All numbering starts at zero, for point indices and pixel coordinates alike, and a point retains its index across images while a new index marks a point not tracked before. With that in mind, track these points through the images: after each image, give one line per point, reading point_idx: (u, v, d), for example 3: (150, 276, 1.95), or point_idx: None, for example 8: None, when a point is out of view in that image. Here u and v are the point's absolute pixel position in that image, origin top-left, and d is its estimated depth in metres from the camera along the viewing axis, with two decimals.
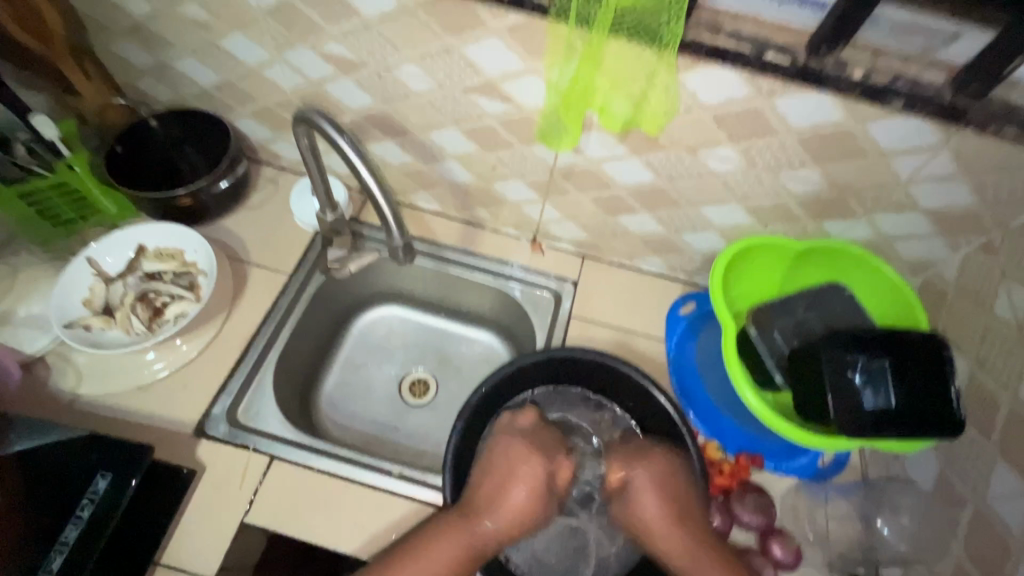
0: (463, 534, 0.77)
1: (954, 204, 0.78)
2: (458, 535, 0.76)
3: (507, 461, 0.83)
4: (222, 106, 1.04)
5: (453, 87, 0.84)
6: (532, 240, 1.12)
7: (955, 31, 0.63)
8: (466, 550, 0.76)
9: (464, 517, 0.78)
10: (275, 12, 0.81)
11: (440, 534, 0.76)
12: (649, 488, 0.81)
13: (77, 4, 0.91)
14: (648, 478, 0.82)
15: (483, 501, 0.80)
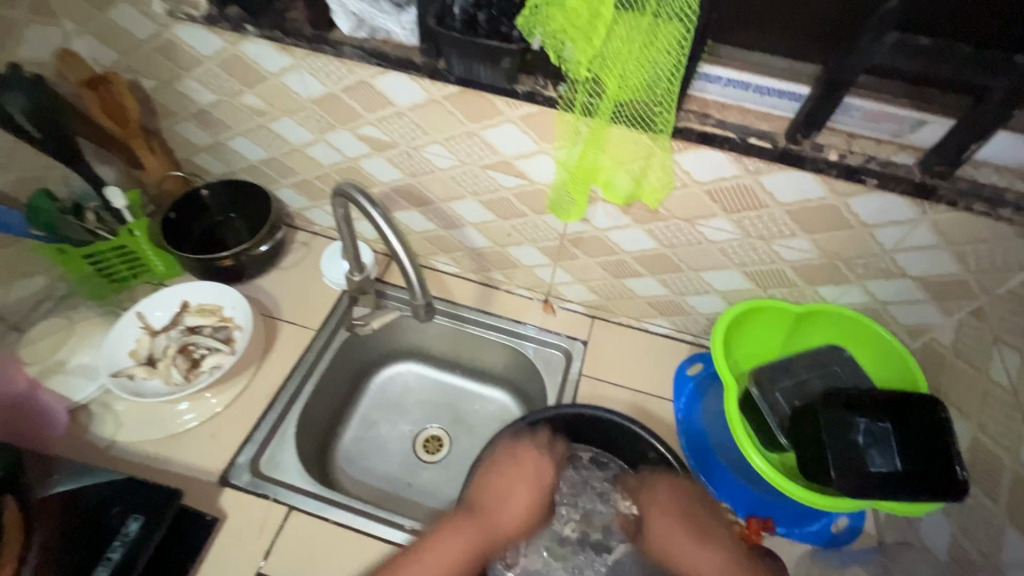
0: (472, 533, 0.80)
1: (940, 272, 0.83)
2: (461, 537, 0.79)
3: (508, 470, 0.85)
4: (267, 179, 1.17)
5: (473, 164, 0.94)
6: (545, 300, 1.19)
7: (921, 118, 0.70)
8: (472, 547, 0.79)
9: (472, 518, 0.81)
10: (321, 101, 0.94)
11: (443, 539, 0.78)
12: (677, 496, 0.82)
13: (152, 94, 1.05)
14: (670, 493, 0.83)
15: (484, 501, 0.83)
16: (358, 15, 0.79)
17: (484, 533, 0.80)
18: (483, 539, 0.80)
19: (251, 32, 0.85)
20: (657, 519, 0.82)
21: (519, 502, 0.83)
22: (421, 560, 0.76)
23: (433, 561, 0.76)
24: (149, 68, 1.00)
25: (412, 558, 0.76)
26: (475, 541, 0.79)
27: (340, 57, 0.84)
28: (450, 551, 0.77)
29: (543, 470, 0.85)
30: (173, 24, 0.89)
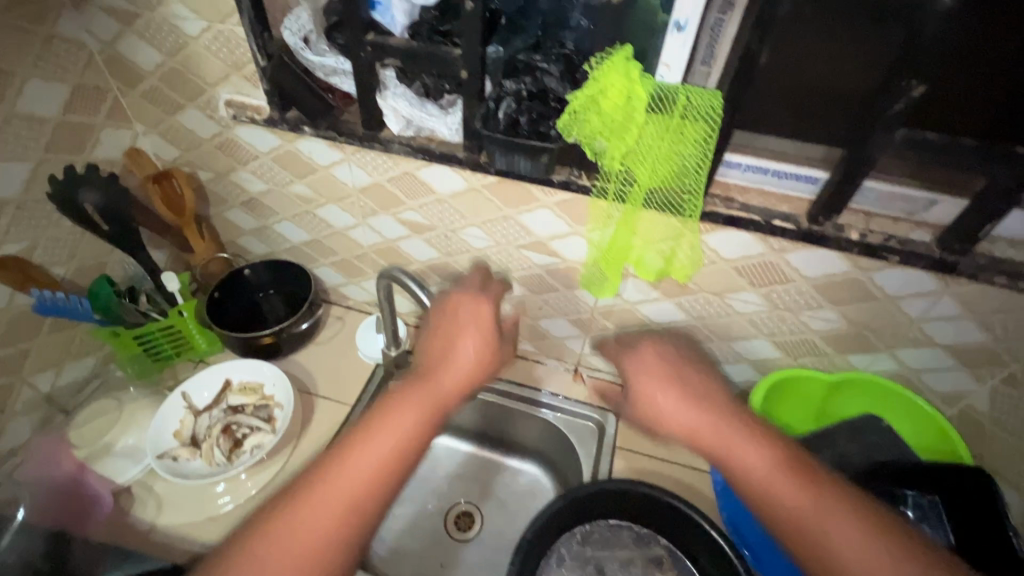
0: (425, 401, 0.81)
1: (968, 340, 0.85)
2: (424, 401, 0.81)
3: (451, 321, 0.91)
4: (307, 258, 1.23)
5: (508, 244, 1.00)
6: (574, 370, 1.21)
7: (932, 199, 0.75)
8: (422, 417, 0.80)
9: (421, 384, 0.83)
10: (367, 190, 1.01)
11: (401, 406, 0.80)
12: (666, 391, 0.85)
13: (206, 184, 1.13)
14: (644, 372, 0.89)
15: (435, 366, 0.86)
16: (406, 117, 0.86)
17: (436, 395, 0.82)
18: (439, 400, 0.82)
19: (307, 132, 0.93)
20: (658, 400, 0.84)
21: (461, 360, 0.87)
22: (382, 429, 0.78)
23: (394, 422, 0.78)
24: (207, 162, 1.08)
25: (378, 425, 0.78)
26: (430, 402, 0.81)
27: (388, 153, 0.91)
28: (407, 416, 0.79)
29: (478, 310, 0.93)
30: (235, 125, 0.98)
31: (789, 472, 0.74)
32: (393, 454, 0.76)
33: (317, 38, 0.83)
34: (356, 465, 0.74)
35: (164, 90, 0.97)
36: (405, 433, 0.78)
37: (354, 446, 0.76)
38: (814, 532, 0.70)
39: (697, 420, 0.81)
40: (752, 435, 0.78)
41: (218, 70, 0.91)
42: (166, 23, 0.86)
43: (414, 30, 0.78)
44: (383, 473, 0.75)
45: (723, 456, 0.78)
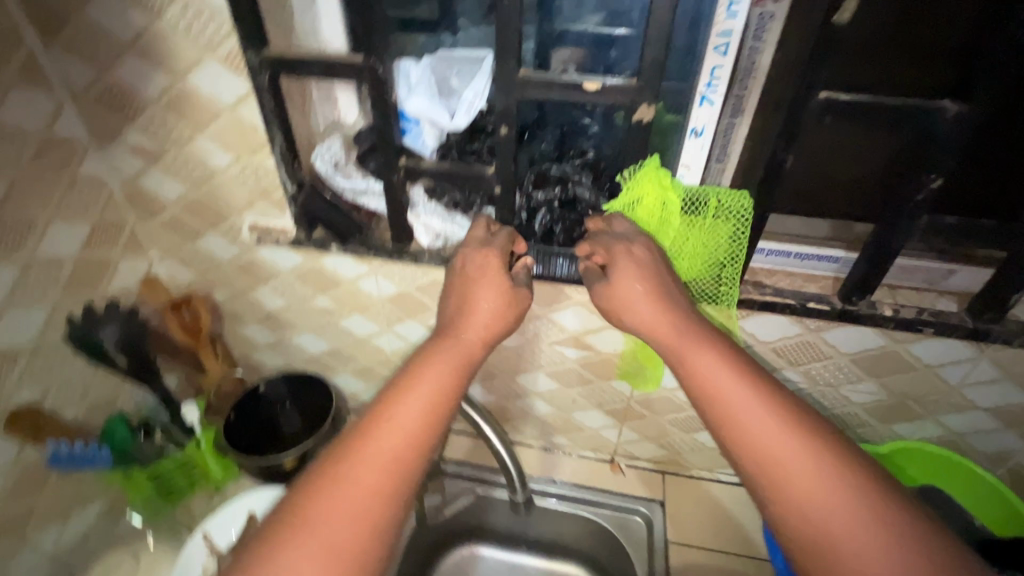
0: (444, 360, 0.64)
1: (1010, 401, 0.86)
2: (452, 358, 0.65)
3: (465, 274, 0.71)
4: (328, 368, 1.20)
5: (540, 342, 0.99)
6: (611, 460, 1.19)
7: (950, 268, 0.79)
8: (453, 378, 0.63)
9: (440, 341, 0.67)
10: (394, 300, 1.01)
11: (420, 367, 0.63)
12: (643, 288, 0.68)
13: (223, 302, 1.11)
14: (631, 261, 0.69)
15: (452, 322, 0.69)
16: (437, 230, 0.87)
17: (463, 355, 0.66)
18: (467, 361, 0.66)
19: (334, 249, 0.93)
20: (631, 291, 0.68)
21: (483, 321, 0.68)
22: (409, 396, 0.61)
23: (421, 391, 0.61)
24: (224, 282, 1.07)
25: (399, 393, 0.61)
26: (456, 364, 0.65)
27: (418, 263, 0.91)
28: (430, 379, 0.62)
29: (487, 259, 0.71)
30: (258, 247, 0.98)
31: (764, 395, 0.59)
32: (420, 429, 0.60)
33: (345, 162, 0.85)
34: (377, 454, 0.57)
35: (184, 218, 0.97)
36: (431, 403, 0.61)
37: (369, 430, 0.58)
38: (782, 475, 0.55)
39: (671, 329, 0.65)
40: (719, 352, 0.62)
41: (244, 197, 0.92)
42: (193, 157, 0.88)
43: (444, 151, 0.81)
44: (411, 452, 0.59)
45: (687, 368, 0.63)
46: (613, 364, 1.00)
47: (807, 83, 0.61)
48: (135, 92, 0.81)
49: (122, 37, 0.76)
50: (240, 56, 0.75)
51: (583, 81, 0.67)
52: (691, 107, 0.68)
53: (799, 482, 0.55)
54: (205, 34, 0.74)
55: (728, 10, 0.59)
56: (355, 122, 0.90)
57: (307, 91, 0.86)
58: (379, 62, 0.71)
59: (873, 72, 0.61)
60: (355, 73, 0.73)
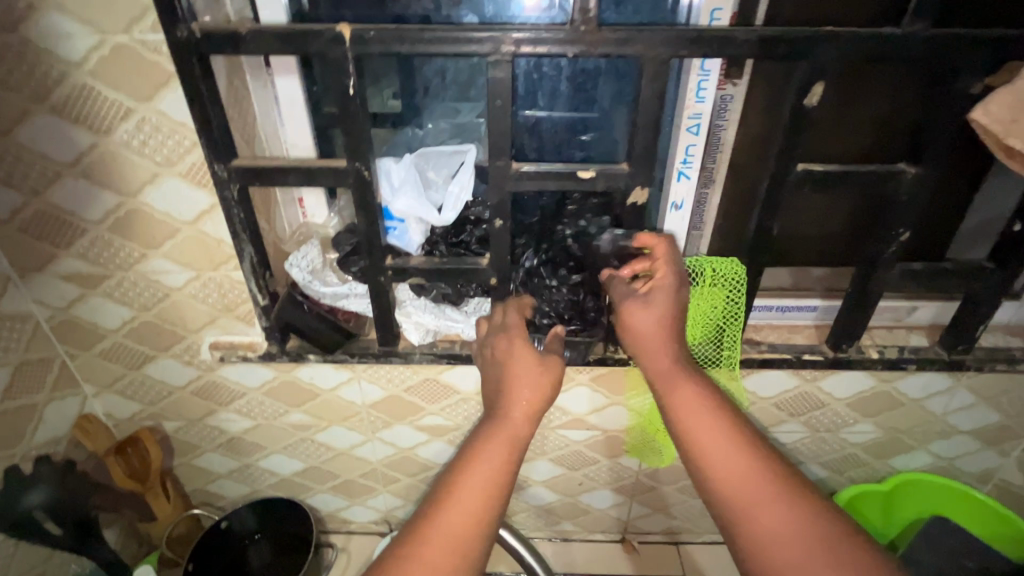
0: (498, 440, 0.58)
1: (988, 422, 0.92)
2: (506, 434, 0.58)
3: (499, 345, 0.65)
4: (303, 488, 1.07)
5: (543, 427, 0.95)
6: (623, 539, 1.14)
7: (913, 305, 0.85)
8: (508, 457, 0.57)
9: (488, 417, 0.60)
10: (381, 404, 0.93)
11: (475, 447, 0.57)
12: (651, 318, 0.64)
13: (175, 433, 0.97)
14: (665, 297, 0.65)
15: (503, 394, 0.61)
16: (429, 326, 0.82)
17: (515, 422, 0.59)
18: (522, 436, 0.59)
19: (312, 360, 0.85)
20: (640, 329, 0.64)
21: (532, 393, 0.60)
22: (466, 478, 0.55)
23: (478, 474, 0.55)
24: (178, 410, 0.94)
25: (456, 476, 0.55)
26: (509, 441, 0.58)
27: (408, 363, 0.85)
28: (486, 462, 0.56)
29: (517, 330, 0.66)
30: (221, 366, 0.88)
31: (747, 446, 0.56)
32: (478, 514, 0.54)
33: (322, 268, 0.80)
34: (440, 547, 0.51)
35: (129, 346, 0.85)
36: (489, 486, 0.55)
37: (430, 519, 0.53)
38: (762, 537, 0.52)
39: (664, 364, 0.63)
40: (706, 396, 0.60)
41: (205, 315, 0.83)
42: (143, 279, 0.78)
43: (431, 246, 0.78)
44: (472, 537, 0.53)
45: (674, 417, 0.60)
46: (619, 440, 0.97)
47: (783, 161, 0.66)
48: (73, 216, 0.72)
49: (59, 158, 0.68)
50: (205, 169, 0.69)
51: (578, 170, 0.67)
52: (670, 182, 0.75)
53: (781, 547, 0.51)
54: (162, 149, 0.68)
55: (696, 96, 0.68)
56: (327, 223, 0.83)
57: (270, 197, 0.81)
58: (365, 165, 0.68)
59: (832, 140, 0.71)
60: (336, 178, 0.69)
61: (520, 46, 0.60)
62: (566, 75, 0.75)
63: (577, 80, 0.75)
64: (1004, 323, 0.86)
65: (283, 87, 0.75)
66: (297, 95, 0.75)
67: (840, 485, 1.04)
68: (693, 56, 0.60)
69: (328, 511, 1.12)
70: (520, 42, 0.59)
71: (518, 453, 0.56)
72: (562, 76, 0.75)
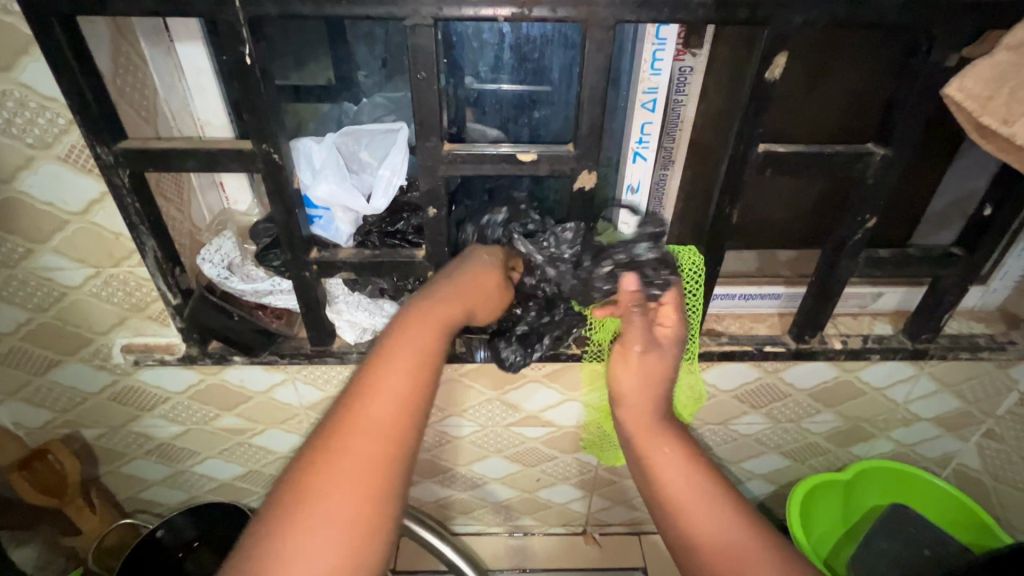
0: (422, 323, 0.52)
1: (949, 409, 0.91)
2: (433, 317, 0.52)
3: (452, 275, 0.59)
4: (245, 493, 1.01)
5: (496, 424, 0.90)
6: (584, 531, 1.11)
7: (877, 291, 0.81)
8: (436, 331, 0.52)
9: (416, 308, 0.53)
10: (320, 405, 0.86)
11: (393, 334, 0.51)
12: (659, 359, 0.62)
13: (94, 440, 0.89)
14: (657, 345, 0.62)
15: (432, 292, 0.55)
16: (364, 324, 0.75)
17: (444, 318, 0.53)
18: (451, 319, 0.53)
19: (238, 362, 0.78)
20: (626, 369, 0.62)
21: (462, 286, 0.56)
22: (386, 368, 0.48)
23: (401, 354, 0.49)
24: (96, 418, 0.86)
25: (378, 362, 0.49)
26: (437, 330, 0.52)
27: (345, 363, 0.78)
28: (409, 346, 0.50)
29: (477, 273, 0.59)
30: (137, 370, 0.80)
31: (701, 471, 0.57)
32: (405, 397, 0.47)
33: (241, 262, 0.72)
34: (365, 434, 0.45)
35: (31, 349, 0.76)
36: (410, 369, 0.48)
37: (356, 400, 0.47)
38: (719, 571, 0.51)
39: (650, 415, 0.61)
40: (682, 446, 0.59)
41: (112, 315, 0.74)
42: (33, 277, 0.69)
43: (363, 236, 0.70)
44: (401, 422, 0.47)
45: (642, 461, 0.59)
46: (576, 436, 0.92)
47: (743, 141, 0.60)
48: None
49: None
50: (88, 152, 0.60)
51: (517, 152, 0.60)
52: (625, 164, 0.68)
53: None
54: (33, 129, 0.58)
55: (651, 68, 0.60)
56: (250, 210, 0.77)
57: (184, 181, 0.71)
58: (274, 147, 0.59)
59: (799, 118, 0.66)
60: (244, 163, 0.60)
61: (444, 8, 0.51)
62: (509, 44, 0.67)
63: (522, 49, 0.67)
64: (970, 308, 0.84)
65: (187, 55, 0.65)
66: (203, 66, 0.66)
67: (802, 472, 1.03)
68: (640, 21, 0.53)
69: None
70: (444, 3, 0.51)
71: (439, 345, 0.50)
72: (504, 44, 0.67)
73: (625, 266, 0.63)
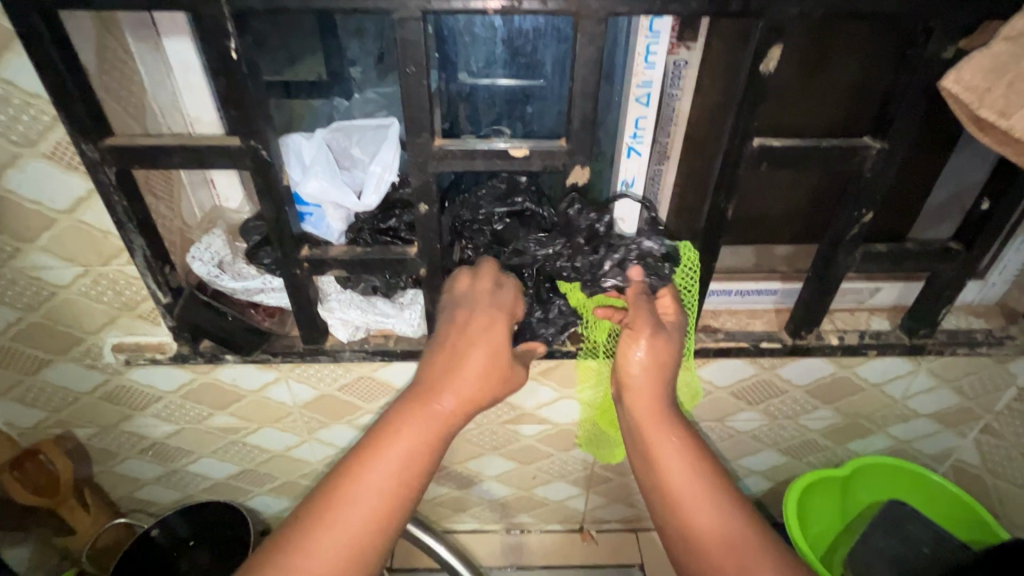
0: (423, 422, 0.55)
1: (947, 405, 0.90)
2: (429, 418, 0.56)
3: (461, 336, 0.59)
4: (240, 492, 1.00)
5: (491, 422, 0.90)
6: (580, 529, 1.11)
7: (874, 286, 0.81)
8: (434, 432, 0.56)
9: (420, 400, 0.56)
10: (313, 403, 0.86)
11: (394, 428, 0.55)
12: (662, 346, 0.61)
13: (87, 439, 0.88)
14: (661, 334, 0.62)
15: (442, 377, 0.58)
16: (357, 322, 0.74)
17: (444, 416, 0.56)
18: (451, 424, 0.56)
19: (230, 361, 0.77)
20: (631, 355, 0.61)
21: (476, 387, 0.57)
22: (379, 463, 0.54)
23: (396, 454, 0.54)
24: (88, 418, 0.85)
25: (369, 454, 0.54)
26: (435, 436, 0.56)
27: (338, 361, 0.78)
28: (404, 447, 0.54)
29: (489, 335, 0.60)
30: (129, 369, 0.79)
31: (698, 466, 0.56)
32: (391, 494, 0.54)
33: (232, 259, 0.71)
34: (348, 524, 0.52)
35: (20, 348, 0.75)
36: (399, 471, 0.54)
37: (350, 485, 0.53)
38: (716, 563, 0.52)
39: (648, 403, 0.60)
40: (679, 436, 0.58)
41: (102, 314, 0.73)
42: (21, 276, 0.68)
43: (354, 233, 0.69)
44: (387, 512, 0.54)
45: (644, 451, 0.58)
46: (572, 433, 0.92)
47: (738, 135, 0.59)
48: None
49: None
50: (73, 149, 0.59)
51: (509, 147, 0.59)
52: (620, 158, 0.67)
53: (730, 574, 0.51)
54: (17, 126, 0.57)
55: (645, 61, 0.59)
56: (241, 207, 0.76)
57: (174, 179, 0.71)
58: (263, 143, 0.58)
59: (795, 111, 0.65)
60: (232, 159, 0.60)
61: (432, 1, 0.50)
62: (502, 38, 0.66)
63: (514, 42, 0.66)
64: (968, 303, 0.83)
65: (176, 50, 0.64)
66: (192, 61, 0.65)
67: (799, 469, 1.03)
68: (632, 13, 0.52)
69: (269, 512, 1.06)
70: None
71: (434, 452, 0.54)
72: (497, 38, 0.66)
73: (633, 258, 0.64)
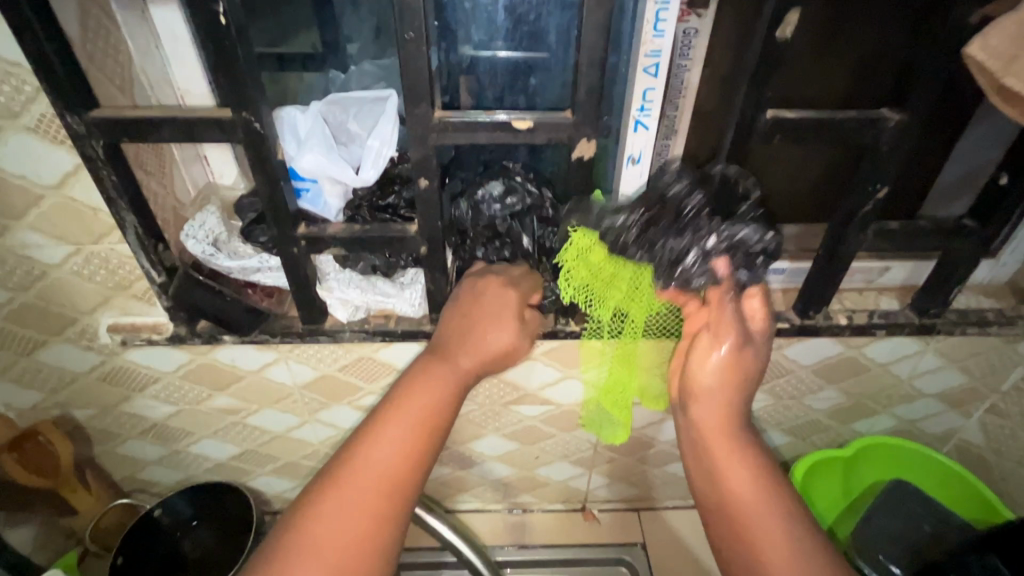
0: (435, 382, 0.59)
1: (954, 385, 0.89)
2: (440, 380, 0.59)
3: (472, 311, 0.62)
4: (242, 472, 1.00)
5: (493, 402, 0.89)
6: (583, 508, 1.11)
7: (884, 265, 0.79)
8: (446, 393, 0.58)
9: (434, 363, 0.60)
10: (314, 385, 0.85)
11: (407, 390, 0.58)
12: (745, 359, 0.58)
13: (86, 421, 0.87)
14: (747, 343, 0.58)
15: (455, 346, 0.61)
16: (357, 302, 0.73)
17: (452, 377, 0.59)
18: (464, 381, 0.60)
19: (228, 341, 0.76)
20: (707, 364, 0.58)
21: (486, 348, 0.60)
22: (394, 422, 0.56)
23: (410, 410, 0.57)
24: (87, 399, 0.84)
25: (387, 415, 0.57)
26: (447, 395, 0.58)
27: (338, 342, 0.77)
28: (418, 406, 0.57)
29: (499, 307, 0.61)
30: (126, 350, 0.78)
31: (762, 480, 0.57)
32: (406, 452, 0.56)
33: (227, 238, 0.69)
34: (365, 481, 0.54)
35: (14, 329, 0.74)
36: (413, 427, 0.56)
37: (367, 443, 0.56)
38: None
39: (717, 416, 0.59)
40: (744, 451, 0.58)
41: (96, 294, 0.72)
42: (10, 255, 0.67)
43: (353, 211, 0.67)
44: (405, 470, 0.55)
45: (710, 463, 0.58)
46: (575, 414, 0.91)
47: (751, 106, 0.57)
48: None
49: None
50: (58, 122, 0.57)
51: (512, 119, 0.57)
52: (627, 133, 0.64)
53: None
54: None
55: (654, 28, 0.56)
56: (236, 184, 0.74)
57: (166, 154, 0.68)
58: (255, 115, 0.56)
59: (809, 83, 0.62)
60: (223, 133, 0.57)
61: None
62: (504, 5, 0.63)
63: (517, 9, 0.63)
64: (980, 282, 0.81)
65: (163, 19, 0.62)
66: (180, 31, 0.63)
67: (802, 448, 1.02)
68: None
69: (272, 493, 1.06)
70: None
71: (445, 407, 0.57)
72: (498, 5, 0.63)
73: (720, 249, 0.55)
